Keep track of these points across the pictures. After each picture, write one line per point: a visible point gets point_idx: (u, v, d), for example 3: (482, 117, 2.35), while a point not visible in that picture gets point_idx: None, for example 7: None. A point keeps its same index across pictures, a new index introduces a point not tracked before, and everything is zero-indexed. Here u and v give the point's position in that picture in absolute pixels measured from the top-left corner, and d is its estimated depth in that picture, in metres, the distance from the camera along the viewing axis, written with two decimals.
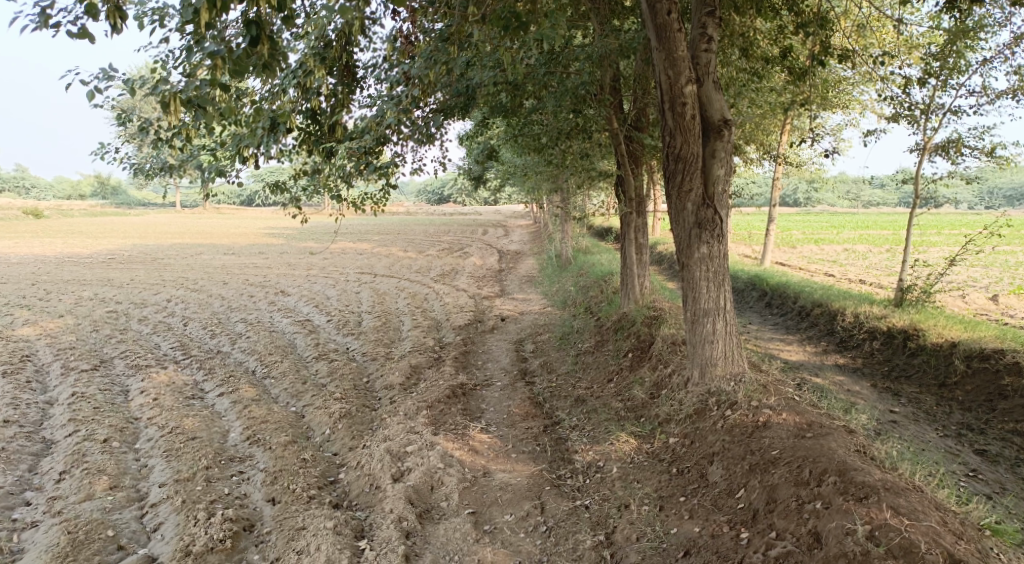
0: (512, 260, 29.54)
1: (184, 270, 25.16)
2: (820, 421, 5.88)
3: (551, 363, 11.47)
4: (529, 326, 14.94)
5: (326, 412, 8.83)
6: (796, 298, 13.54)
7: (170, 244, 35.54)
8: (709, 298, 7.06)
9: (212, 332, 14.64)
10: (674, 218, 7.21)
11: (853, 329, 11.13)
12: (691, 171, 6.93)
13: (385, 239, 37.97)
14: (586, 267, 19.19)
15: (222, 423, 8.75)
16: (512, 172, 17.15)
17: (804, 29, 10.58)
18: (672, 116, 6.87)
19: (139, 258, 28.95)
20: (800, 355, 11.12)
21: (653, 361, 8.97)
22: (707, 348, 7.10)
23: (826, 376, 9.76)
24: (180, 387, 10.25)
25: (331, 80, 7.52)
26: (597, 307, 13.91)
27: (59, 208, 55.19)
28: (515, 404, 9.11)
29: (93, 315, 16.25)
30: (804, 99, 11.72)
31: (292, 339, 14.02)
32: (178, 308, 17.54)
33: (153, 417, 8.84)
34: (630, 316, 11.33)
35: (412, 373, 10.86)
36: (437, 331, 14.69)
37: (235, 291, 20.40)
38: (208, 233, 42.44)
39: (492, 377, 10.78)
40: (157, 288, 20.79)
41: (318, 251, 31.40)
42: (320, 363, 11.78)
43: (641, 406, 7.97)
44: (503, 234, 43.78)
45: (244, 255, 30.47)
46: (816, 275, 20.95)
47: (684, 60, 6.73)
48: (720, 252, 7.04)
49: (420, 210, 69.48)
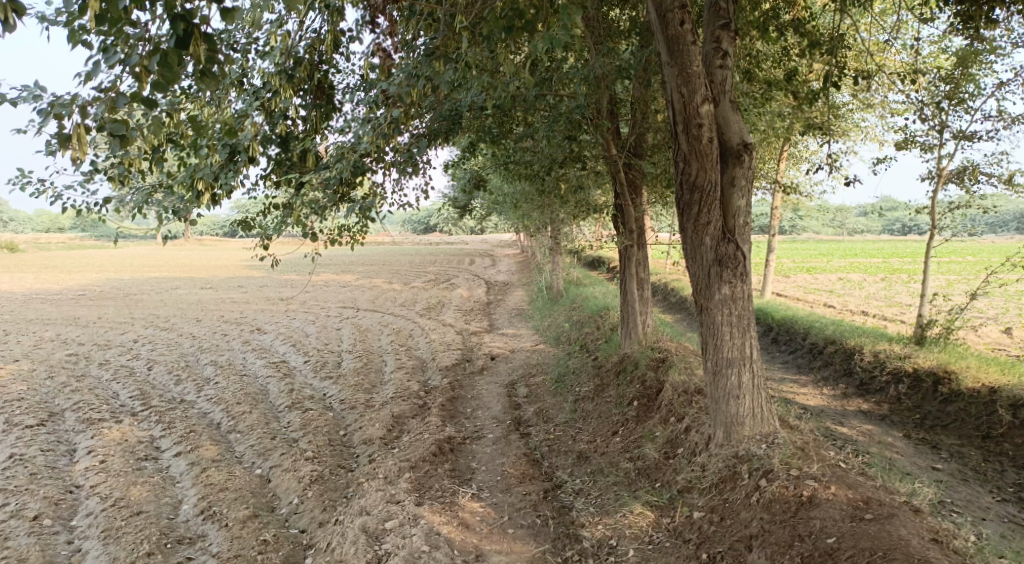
0: (501, 291, 28.62)
1: (156, 307, 23.94)
2: (878, 497, 5.01)
3: (547, 410, 10.47)
4: (520, 366, 13.93)
5: (295, 477, 7.78)
6: (806, 333, 12.67)
7: (146, 278, 34.24)
8: (732, 347, 6.13)
9: (177, 377, 13.48)
10: (689, 255, 6.30)
11: (874, 370, 10.27)
12: (709, 202, 6.06)
13: (369, 270, 36.92)
14: (579, 301, 18.28)
15: (175, 491, 7.65)
16: (500, 202, 16.31)
17: (811, 50, 9.92)
18: (687, 139, 6.01)
19: (112, 294, 27.66)
20: (818, 398, 10.23)
21: (664, 412, 8.02)
22: (732, 405, 6.14)
23: (853, 425, 8.85)
24: (133, 446, 9.14)
25: (301, 101, 6.58)
26: (594, 346, 12.97)
27: (36, 241, 53.58)
28: (509, 463, 8.09)
29: (51, 359, 15.02)
30: (812, 123, 10.99)
31: (264, 384, 12.90)
32: (144, 349, 16.35)
33: (96, 485, 7.72)
34: (633, 357, 10.39)
35: (395, 425, 9.81)
36: (422, 373, 13.63)
37: (208, 329, 19.24)
38: (188, 267, 41.16)
39: (482, 428, 9.75)
40: (125, 327, 19.56)
41: (300, 285, 30.29)
42: (293, 414, 10.69)
43: (654, 468, 7.01)
44: (490, 264, 42.82)
45: (222, 289, 29.29)
46: (816, 306, 20.22)
47: (699, 76, 5.91)
48: (744, 293, 6.13)
49: (405, 241, 68.69)
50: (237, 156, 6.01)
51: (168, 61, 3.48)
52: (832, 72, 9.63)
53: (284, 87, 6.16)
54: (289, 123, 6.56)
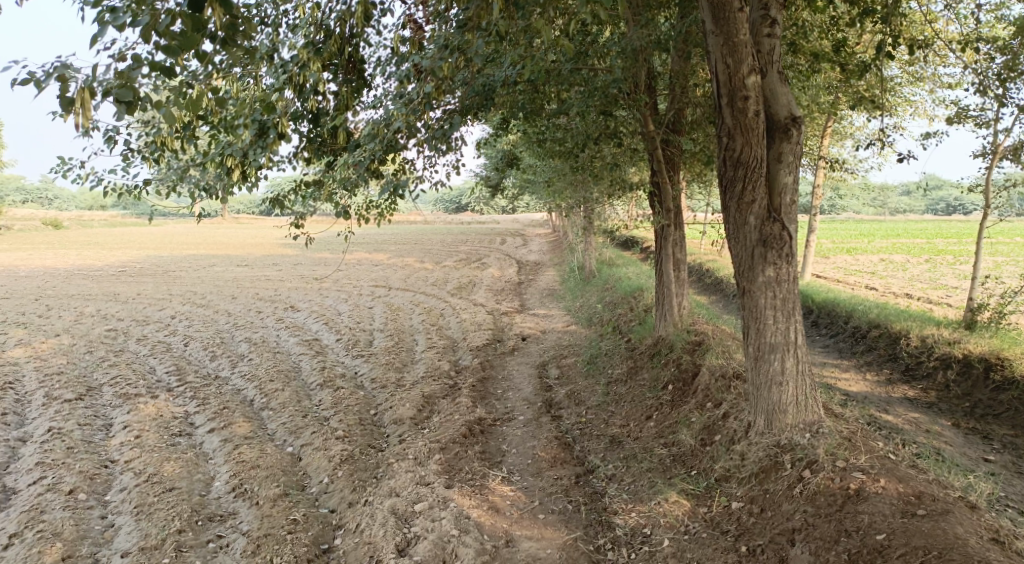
0: (532, 271, 28.43)
1: (193, 284, 24.28)
2: (931, 492, 4.75)
3: (579, 392, 10.30)
4: (552, 347, 13.76)
5: (325, 456, 7.76)
6: (848, 317, 12.24)
7: (183, 255, 34.83)
8: (776, 331, 5.86)
9: (212, 354, 13.62)
10: (732, 235, 6.02)
11: (921, 356, 9.86)
12: (754, 180, 5.76)
13: (401, 249, 37.02)
14: (611, 281, 17.99)
15: (207, 468, 7.70)
16: (532, 180, 16.04)
17: (861, 20, 9.41)
18: (731, 113, 5.70)
19: (151, 271, 28.17)
20: (861, 384, 9.86)
21: (700, 397, 7.78)
22: (774, 392, 5.89)
23: (898, 413, 8.51)
24: (167, 421, 9.23)
25: (330, 76, 6.37)
26: (627, 328, 12.72)
27: (80, 218, 54.85)
28: (541, 446, 7.96)
29: (91, 334, 15.32)
30: (860, 98, 10.49)
31: (297, 362, 12.95)
32: (180, 326, 16.58)
33: (131, 460, 7.80)
34: (668, 340, 10.14)
35: (425, 405, 9.74)
36: (453, 352, 13.55)
37: (243, 306, 19.44)
38: (225, 244, 41.77)
39: (513, 410, 9.63)
40: (163, 303, 19.88)
41: (332, 263, 30.48)
42: (324, 392, 10.71)
43: (690, 455, 6.81)
44: (522, 244, 42.57)
45: (257, 267, 29.63)
46: (857, 288, 19.62)
47: (745, 46, 5.57)
48: (789, 276, 5.84)
49: (437, 220, 68.79)
50: (267, 133, 5.75)
51: (184, 28, 3.36)
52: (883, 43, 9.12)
53: (313, 62, 5.91)
54: (319, 99, 6.35)
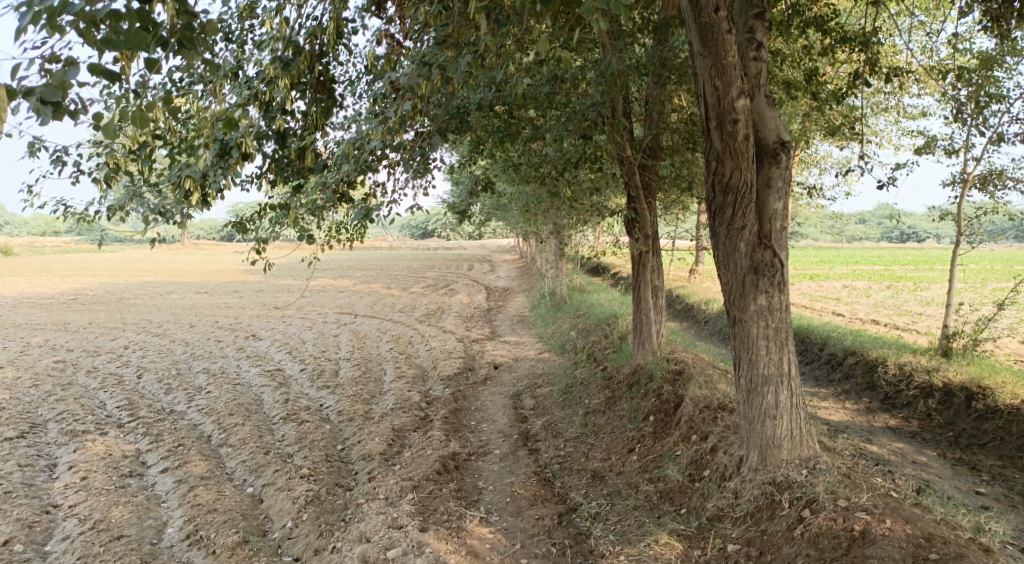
0: (501, 297, 28.15)
1: (149, 312, 23.31)
2: (940, 533, 4.56)
3: (556, 423, 9.95)
4: (525, 377, 13.38)
5: (289, 497, 7.25)
6: (823, 344, 12.15)
7: (140, 282, 33.60)
8: (769, 362, 5.62)
9: (168, 386, 12.90)
10: (722, 262, 5.79)
11: (900, 384, 9.78)
12: (744, 204, 5.55)
13: (367, 275, 36.34)
14: (584, 308, 17.76)
15: (160, 512, 7.11)
16: (504, 206, 15.77)
17: (834, 49, 9.41)
18: (720, 137, 5.51)
19: (105, 299, 27.05)
20: (842, 413, 9.72)
21: (684, 429, 7.51)
22: (767, 426, 5.64)
23: (883, 444, 8.38)
24: (117, 461, 8.58)
25: (299, 94, 6.03)
26: (602, 356, 12.45)
27: (31, 243, 52.82)
28: (519, 482, 7.57)
29: (36, 366, 14.42)
30: (833, 127, 10.50)
31: (258, 394, 12.32)
32: (134, 356, 15.76)
33: (75, 505, 7.18)
34: (646, 369, 9.87)
35: (395, 439, 9.27)
36: (423, 383, 13.07)
37: (201, 335, 18.64)
38: (184, 271, 40.49)
39: (488, 443, 9.22)
40: (116, 333, 18.96)
41: (296, 290, 29.72)
42: (287, 426, 10.14)
43: (678, 492, 6.52)
44: (490, 270, 42.28)
45: (218, 294, 28.69)
46: (824, 314, 19.78)
47: (735, 68, 5.40)
48: (781, 304, 5.63)
49: (403, 246, 68.27)
50: (230, 153, 5.44)
51: (133, 24, 3.00)
52: (857, 71, 9.11)
53: (280, 79, 5.58)
54: (286, 119, 6.02)
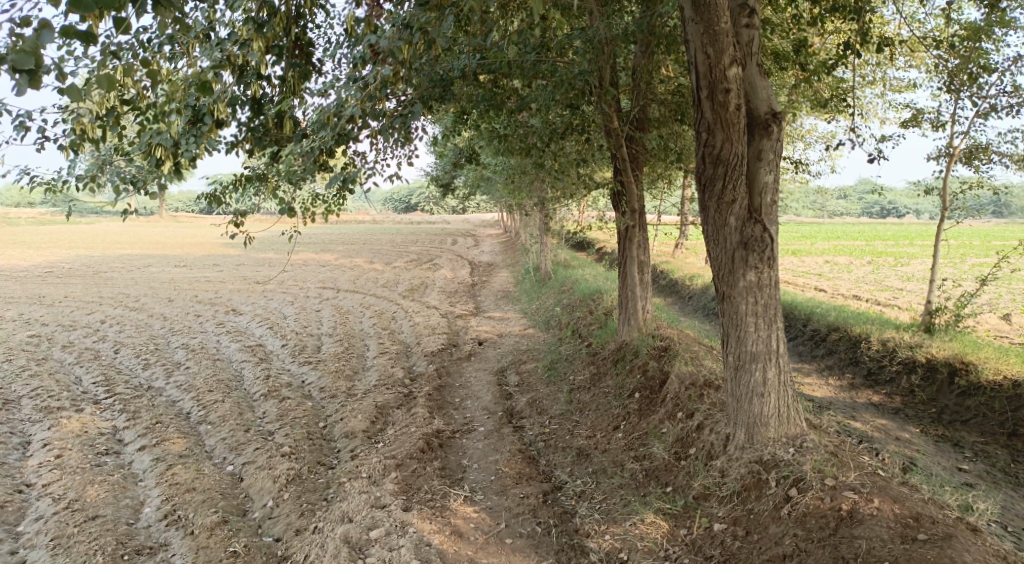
0: (485, 272, 27.98)
1: (126, 286, 22.87)
2: (927, 512, 4.56)
3: (541, 400, 9.88)
4: (510, 352, 13.28)
5: (269, 476, 7.12)
6: (807, 320, 12.15)
7: (117, 255, 32.98)
8: (757, 339, 5.54)
9: (145, 361, 12.64)
10: (711, 237, 5.67)
11: (883, 360, 9.81)
12: (734, 178, 5.42)
13: (350, 249, 35.96)
14: (568, 283, 17.67)
15: (136, 491, 6.95)
16: (488, 179, 15.54)
17: (824, 20, 9.22)
18: (711, 107, 5.35)
19: (80, 272, 26.50)
20: (826, 389, 9.74)
21: (670, 405, 7.47)
22: (755, 404, 5.58)
23: (866, 420, 8.41)
24: (93, 438, 8.38)
25: (275, 59, 5.75)
26: (587, 332, 12.38)
27: (4, 215, 51.59)
28: (504, 459, 7.50)
29: (9, 341, 14.08)
30: (821, 101, 10.36)
31: (238, 370, 12.11)
32: (111, 331, 15.44)
33: (49, 484, 7.01)
34: (632, 345, 9.80)
35: (378, 416, 9.15)
36: (406, 358, 12.94)
37: (180, 310, 18.33)
38: (163, 244, 39.82)
39: (473, 420, 9.14)
40: (92, 307, 18.57)
41: (278, 264, 29.34)
42: (268, 403, 9.98)
43: (664, 470, 6.48)
44: (474, 245, 42.05)
45: (197, 268, 28.23)
46: (806, 290, 19.87)
47: (727, 35, 5.24)
48: (770, 280, 5.53)
49: (386, 220, 67.69)
50: (202, 119, 5.23)
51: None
52: (848, 43, 8.95)
53: (254, 42, 5.29)
54: (261, 85, 5.75)
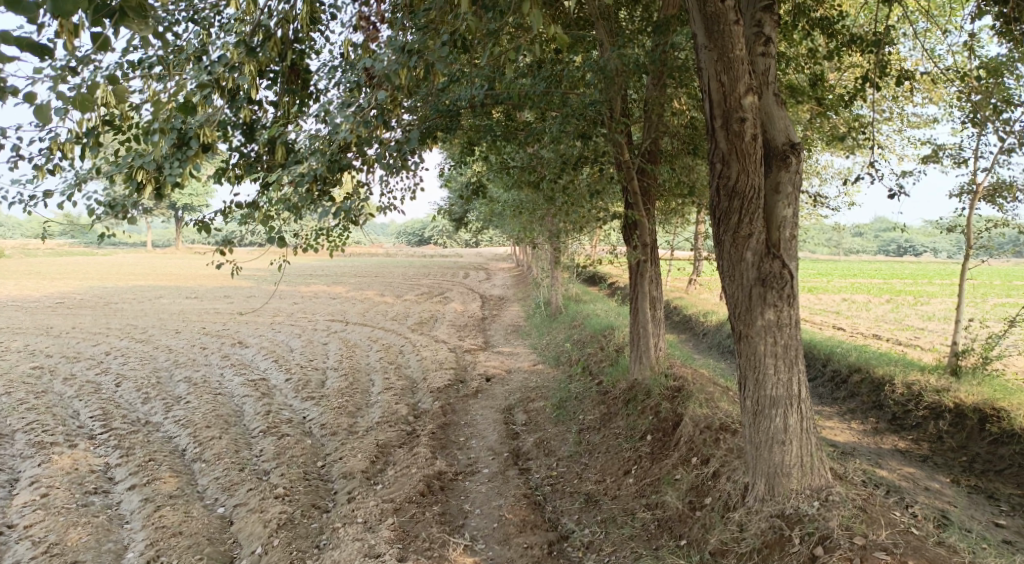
0: (496, 306, 27.68)
1: (135, 317, 22.78)
2: None
3: (549, 440, 9.50)
4: (518, 390, 12.89)
5: (260, 520, 6.79)
6: (826, 360, 11.71)
7: (130, 286, 33.06)
8: (778, 382, 5.18)
9: (146, 395, 12.39)
10: (727, 273, 5.35)
11: (908, 404, 9.35)
12: (751, 210, 5.12)
13: (360, 282, 35.84)
14: (579, 319, 17.33)
15: (120, 535, 6.66)
16: (499, 212, 15.34)
17: (840, 53, 9.00)
18: (725, 136, 5.09)
19: (92, 303, 26.51)
20: (848, 434, 9.28)
21: (683, 450, 7.07)
22: (775, 452, 5.19)
23: (892, 468, 7.95)
24: (82, 476, 8.09)
25: (269, 84, 5.62)
26: (598, 369, 12.00)
27: (22, 245, 52.17)
28: (508, 505, 7.12)
29: (12, 372, 13.91)
30: (839, 136, 10.09)
31: (239, 406, 11.80)
32: (114, 363, 15.24)
33: (31, 526, 6.73)
34: (644, 385, 9.42)
35: (379, 456, 8.79)
36: (412, 395, 12.58)
37: (186, 342, 18.14)
38: (176, 275, 39.95)
39: (477, 461, 8.76)
40: (99, 338, 18.44)
41: (288, 296, 29.22)
42: (267, 440, 9.66)
43: (677, 520, 6.07)
44: (486, 278, 41.85)
45: (208, 299, 28.18)
46: (824, 328, 19.35)
47: (742, 62, 4.99)
48: (791, 319, 5.20)
49: (399, 253, 67.87)
50: (188, 143, 5.10)
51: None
52: (865, 77, 8.70)
53: (246, 66, 5.15)
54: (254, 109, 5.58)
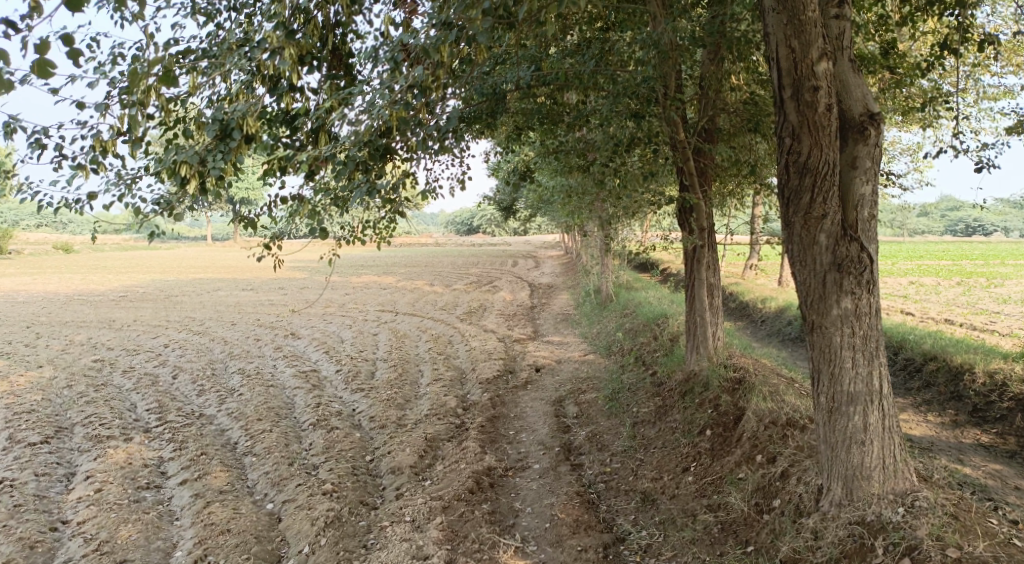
0: (546, 295, 27.30)
1: (192, 309, 23.32)
2: None
3: (602, 433, 9.15)
4: (568, 381, 12.55)
5: (307, 518, 6.69)
6: (897, 348, 10.98)
7: (189, 280, 34.01)
8: (856, 377, 4.71)
9: (200, 387, 12.53)
10: (797, 258, 4.89)
11: (991, 395, 8.65)
12: (825, 188, 4.64)
13: (410, 272, 35.99)
14: (631, 306, 16.86)
15: (170, 532, 6.68)
16: (547, 199, 14.97)
17: (913, 18, 8.27)
18: (795, 107, 4.62)
19: (153, 296, 27.29)
20: (924, 427, 8.65)
21: (746, 447, 6.64)
22: (854, 453, 4.74)
23: (976, 465, 7.33)
24: (136, 470, 8.17)
25: (310, 70, 5.41)
26: (652, 359, 11.57)
27: (90, 239, 54.30)
28: (560, 503, 6.83)
29: (75, 366, 14.30)
30: (912, 107, 9.32)
31: (290, 398, 11.82)
32: (172, 356, 15.54)
33: (84, 522, 6.81)
34: (701, 376, 8.96)
35: (428, 450, 8.61)
36: (461, 386, 12.38)
37: (241, 334, 18.40)
38: (233, 268, 40.91)
39: (527, 456, 8.49)
40: (158, 331, 18.88)
41: (340, 287, 29.52)
42: (316, 433, 9.60)
43: (744, 525, 5.68)
44: (535, 266, 41.53)
45: (262, 291, 28.72)
46: (891, 313, 18.36)
47: (816, 25, 4.51)
48: (871, 307, 4.72)
49: (449, 242, 68.15)
50: (229, 134, 4.92)
51: None
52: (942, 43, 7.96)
53: (287, 52, 4.92)
54: (293, 97, 5.36)
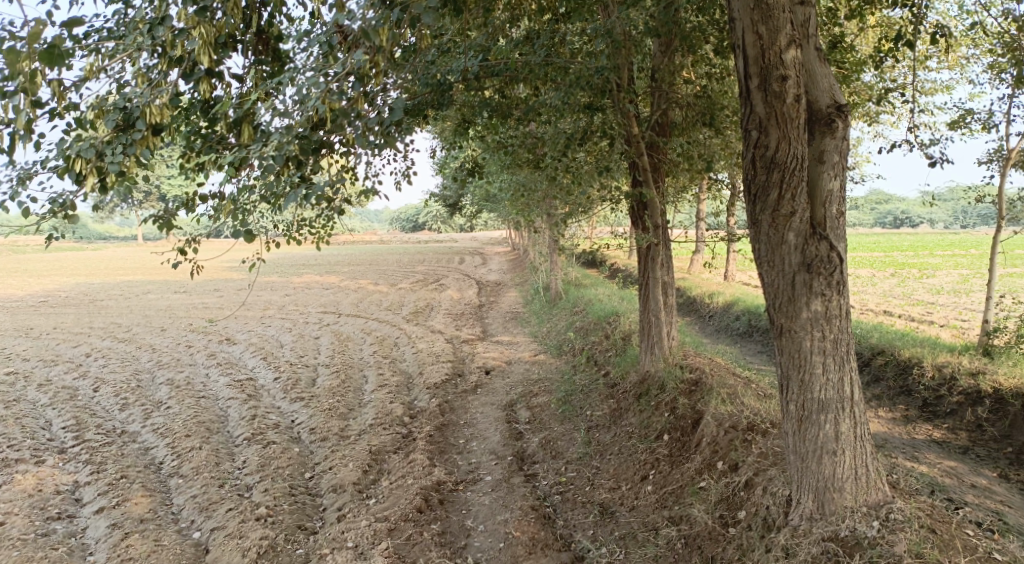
0: (493, 292, 26.83)
1: (119, 315, 21.92)
2: None
3: (556, 439, 8.81)
4: (519, 383, 12.16)
5: (238, 549, 6.14)
6: None
7: (116, 283, 32.16)
8: (827, 383, 4.46)
9: (124, 401, 11.61)
10: (764, 259, 4.59)
11: (941, 390, 8.67)
12: (794, 183, 4.35)
13: (354, 271, 34.98)
14: (581, 304, 16.57)
15: None
16: (494, 195, 14.50)
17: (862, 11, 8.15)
18: (762, 99, 4.32)
19: (76, 301, 25.64)
20: (877, 424, 8.60)
21: (708, 453, 6.38)
22: (826, 463, 4.51)
23: (931, 463, 7.26)
24: (46, 497, 7.39)
25: (231, 54, 4.83)
26: (604, 360, 11.28)
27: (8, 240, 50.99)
28: (514, 519, 6.44)
29: None
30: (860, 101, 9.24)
31: (223, 410, 11.05)
32: (94, 366, 14.44)
33: None
34: (656, 378, 8.69)
35: (372, 464, 8.08)
36: (407, 392, 11.84)
37: (171, 340, 17.33)
38: (166, 269, 39.00)
39: (478, 467, 8.07)
40: (79, 339, 17.60)
41: (280, 288, 28.39)
42: (250, 448, 8.94)
43: (709, 538, 5.42)
44: (482, 263, 40.96)
45: (197, 294, 27.35)
46: None
47: (782, 11, 4.23)
48: (841, 309, 4.46)
49: (394, 239, 66.94)
50: (132, 126, 4.30)
51: None
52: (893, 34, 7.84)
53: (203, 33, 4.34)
54: (212, 84, 4.77)
